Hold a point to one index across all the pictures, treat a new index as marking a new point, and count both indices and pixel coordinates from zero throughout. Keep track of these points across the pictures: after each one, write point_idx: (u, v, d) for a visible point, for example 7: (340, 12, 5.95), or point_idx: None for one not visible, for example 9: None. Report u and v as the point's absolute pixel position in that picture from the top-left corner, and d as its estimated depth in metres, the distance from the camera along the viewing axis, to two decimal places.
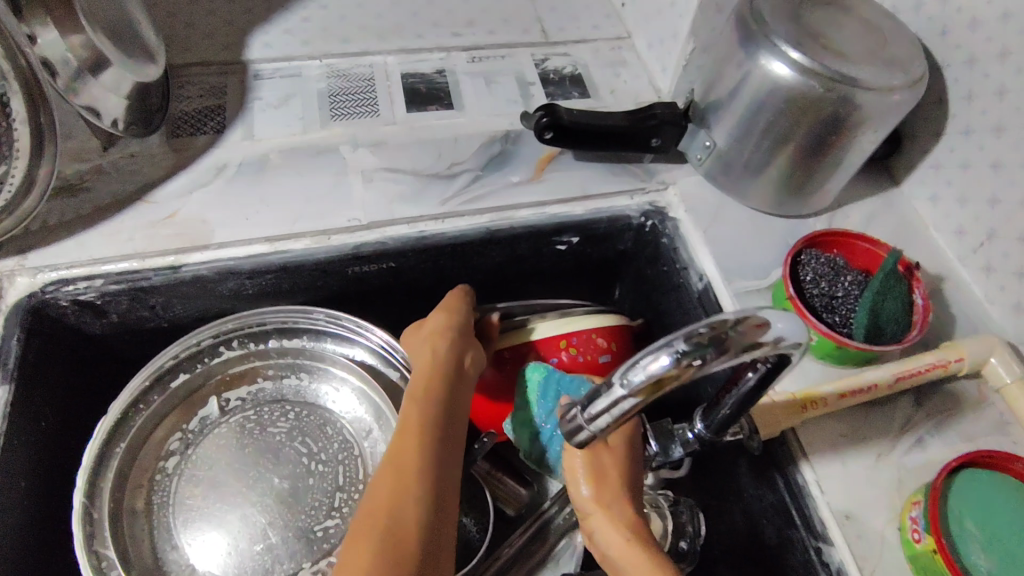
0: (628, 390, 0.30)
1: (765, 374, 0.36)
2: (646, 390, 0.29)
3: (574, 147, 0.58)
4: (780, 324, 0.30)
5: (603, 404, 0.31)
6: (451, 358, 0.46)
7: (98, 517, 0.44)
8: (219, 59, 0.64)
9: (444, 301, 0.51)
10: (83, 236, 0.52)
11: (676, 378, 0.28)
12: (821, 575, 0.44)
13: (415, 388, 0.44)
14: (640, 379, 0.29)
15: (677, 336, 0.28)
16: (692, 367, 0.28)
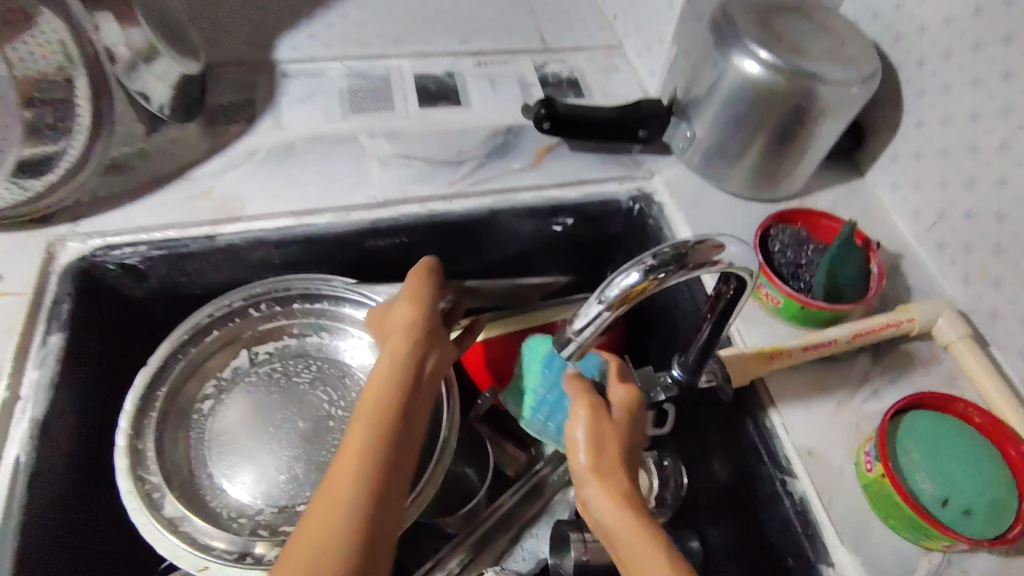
0: (604, 305, 0.36)
1: (727, 305, 0.44)
2: (620, 302, 0.36)
3: (570, 137, 0.65)
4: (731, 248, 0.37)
5: (582, 320, 0.37)
6: (423, 354, 0.47)
7: (143, 445, 0.49)
8: (250, 59, 0.71)
9: (405, 290, 0.51)
10: (128, 207, 0.58)
11: (646, 289, 0.35)
12: (784, 503, 0.49)
13: (373, 389, 0.44)
14: (615, 293, 0.35)
15: (646, 254, 0.35)
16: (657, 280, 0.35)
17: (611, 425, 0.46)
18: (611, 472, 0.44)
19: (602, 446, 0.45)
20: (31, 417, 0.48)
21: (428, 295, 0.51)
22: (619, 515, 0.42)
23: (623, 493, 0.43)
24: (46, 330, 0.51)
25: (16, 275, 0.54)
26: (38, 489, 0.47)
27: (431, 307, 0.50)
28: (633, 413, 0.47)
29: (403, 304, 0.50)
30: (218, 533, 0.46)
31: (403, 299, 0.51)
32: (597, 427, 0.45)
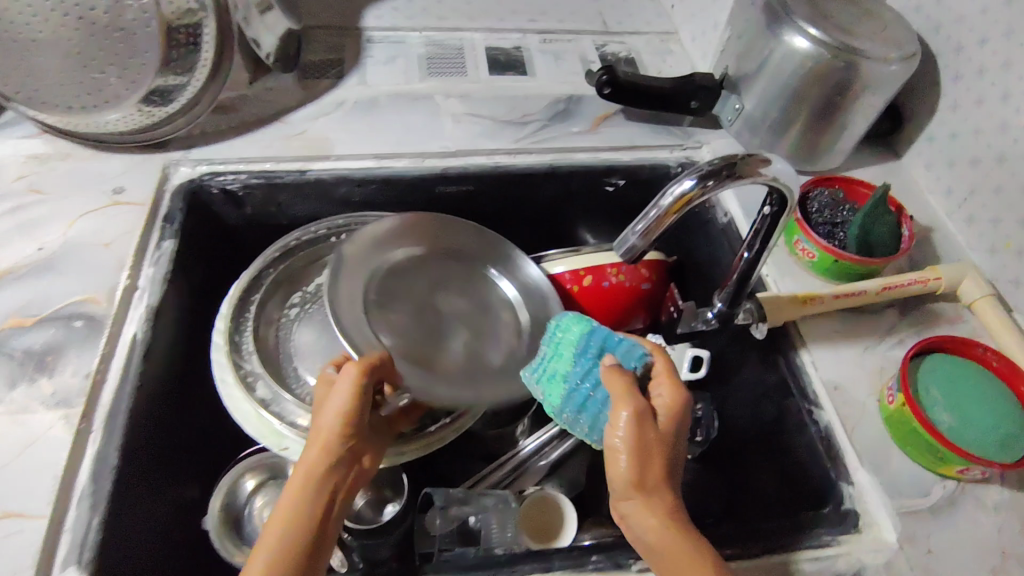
0: (660, 210, 0.42)
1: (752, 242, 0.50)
2: (674, 207, 0.42)
3: (628, 104, 0.71)
4: (778, 165, 0.43)
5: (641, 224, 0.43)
6: (338, 480, 0.44)
7: (240, 338, 0.57)
8: (340, 25, 0.79)
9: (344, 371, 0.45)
10: (233, 141, 0.66)
11: (699, 194, 0.41)
12: (810, 430, 0.53)
13: (299, 482, 0.42)
14: (669, 199, 0.41)
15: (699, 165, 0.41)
16: (709, 186, 0.41)
17: (659, 433, 0.43)
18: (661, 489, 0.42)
19: (652, 458, 0.42)
20: (147, 304, 0.54)
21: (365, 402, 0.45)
22: (671, 534, 0.41)
23: (670, 511, 0.41)
24: (160, 237, 0.58)
25: (137, 189, 0.61)
26: (157, 363, 0.53)
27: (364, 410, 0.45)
28: (679, 418, 0.44)
29: (330, 409, 0.44)
30: (303, 413, 0.54)
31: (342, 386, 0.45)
32: (646, 436, 0.42)
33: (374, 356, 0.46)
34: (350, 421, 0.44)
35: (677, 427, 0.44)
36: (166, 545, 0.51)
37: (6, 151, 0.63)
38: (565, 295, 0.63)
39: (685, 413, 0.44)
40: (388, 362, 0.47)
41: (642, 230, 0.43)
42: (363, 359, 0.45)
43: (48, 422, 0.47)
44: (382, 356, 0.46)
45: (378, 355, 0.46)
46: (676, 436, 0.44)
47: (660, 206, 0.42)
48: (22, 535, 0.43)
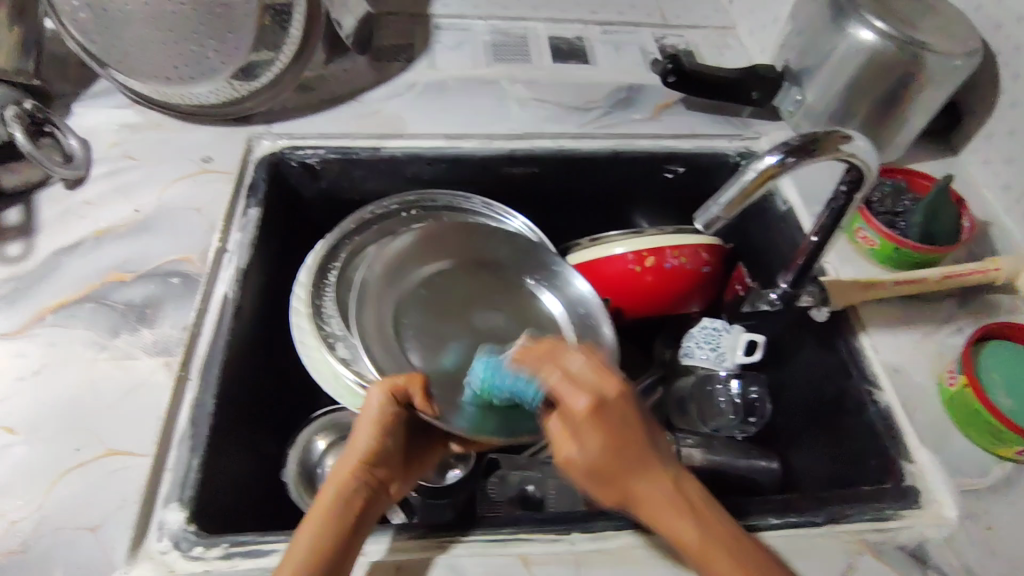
0: (745, 179, 0.43)
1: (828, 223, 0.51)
2: (759, 179, 0.43)
3: (689, 92, 0.73)
4: (858, 142, 0.44)
5: (724, 193, 0.44)
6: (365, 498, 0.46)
7: (322, 301, 0.59)
8: (409, 11, 0.81)
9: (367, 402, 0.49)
10: (312, 117, 0.69)
11: (781, 169, 0.43)
12: (870, 409, 0.55)
13: (330, 493, 0.45)
14: (753, 171, 0.43)
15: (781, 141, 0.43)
16: (792, 161, 0.43)
17: (596, 451, 0.40)
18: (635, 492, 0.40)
19: (608, 473, 0.40)
20: (237, 266, 0.57)
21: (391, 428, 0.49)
22: (663, 524, 0.40)
23: (661, 489, 0.40)
24: (247, 204, 0.61)
25: (224, 159, 0.64)
26: (245, 322, 0.56)
27: (388, 436, 0.49)
28: (602, 421, 0.39)
29: (361, 435, 0.48)
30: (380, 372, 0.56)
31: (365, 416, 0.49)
32: (588, 458, 0.40)
33: (398, 376, 0.50)
34: (374, 447, 0.48)
35: (613, 431, 0.40)
36: (253, 493, 0.53)
37: (101, 119, 0.66)
38: (628, 274, 0.65)
39: (605, 408, 0.40)
40: (412, 385, 0.50)
41: (725, 201, 0.44)
42: (386, 380, 0.49)
43: (150, 368, 0.50)
44: (408, 378, 0.50)
45: (405, 377, 0.50)
46: (625, 435, 0.40)
47: (743, 179, 0.43)
48: (129, 470, 0.45)
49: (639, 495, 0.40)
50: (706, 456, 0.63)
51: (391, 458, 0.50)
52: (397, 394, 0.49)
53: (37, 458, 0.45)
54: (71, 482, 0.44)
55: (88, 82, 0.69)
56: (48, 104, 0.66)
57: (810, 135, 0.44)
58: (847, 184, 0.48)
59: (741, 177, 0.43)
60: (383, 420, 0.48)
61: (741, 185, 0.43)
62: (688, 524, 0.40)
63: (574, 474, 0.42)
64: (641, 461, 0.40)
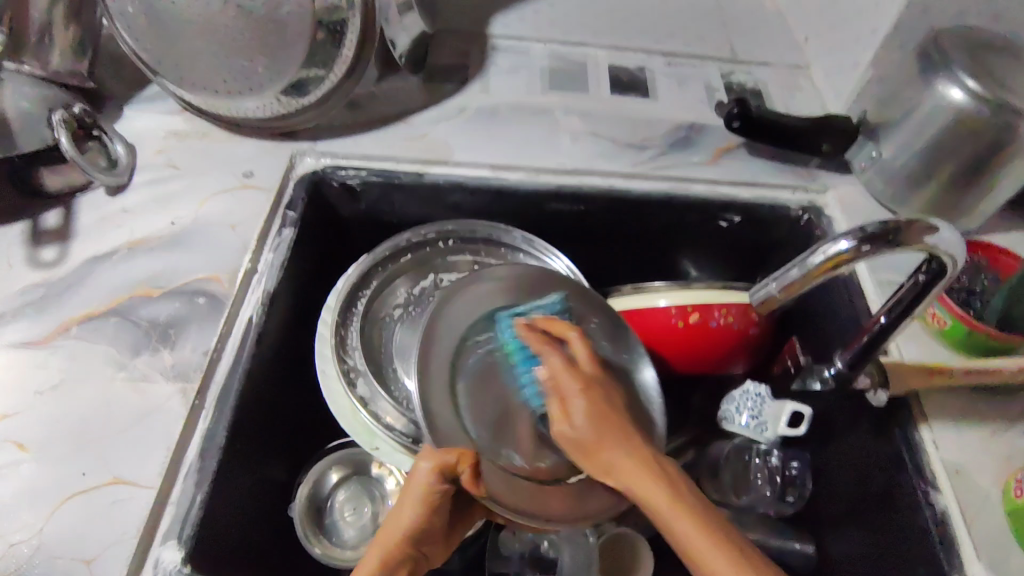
0: (810, 262, 0.41)
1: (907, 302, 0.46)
2: (825, 265, 0.40)
3: (754, 139, 0.68)
4: (943, 234, 0.40)
5: (787, 271, 0.42)
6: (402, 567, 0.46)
7: (346, 332, 0.58)
8: (467, 30, 0.79)
9: (420, 472, 0.45)
10: (356, 137, 0.67)
11: (854, 256, 0.40)
12: (924, 511, 0.50)
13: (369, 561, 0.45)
14: (821, 256, 0.40)
15: (856, 227, 0.40)
16: (863, 251, 0.40)
17: (583, 424, 0.41)
18: (619, 464, 0.40)
19: (591, 450, 0.41)
20: (265, 289, 0.55)
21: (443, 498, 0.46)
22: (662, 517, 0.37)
23: (641, 453, 0.40)
24: (281, 225, 0.60)
25: (265, 174, 0.63)
26: (267, 349, 0.54)
27: (435, 514, 0.46)
28: (605, 411, 0.42)
29: (406, 509, 0.46)
30: (397, 415, 0.54)
31: (415, 489, 0.45)
32: (577, 442, 0.42)
33: (449, 452, 0.45)
34: (415, 525, 0.45)
35: (602, 408, 0.42)
36: (257, 526, 0.52)
37: (149, 125, 0.66)
38: (668, 329, 0.61)
39: (593, 384, 0.44)
40: (463, 464, 0.45)
41: (785, 280, 0.42)
42: (437, 453, 0.45)
43: (166, 393, 0.49)
44: (459, 456, 0.45)
45: (457, 454, 0.45)
46: (609, 414, 0.42)
47: (809, 262, 0.41)
48: (131, 502, 0.44)
49: (629, 486, 0.39)
50: (735, 533, 0.61)
51: (438, 531, 0.47)
52: (446, 471, 0.45)
53: (46, 479, 0.45)
54: (73, 509, 0.44)
55: (141, 85, 0.68)
56: (100, 105, 0.66)
57: (891, 223, 0.40)
58: (926, 275, 0.45)
59: (808, 259, 0.41)
60: (430, 497, 0.45)
61: (805, 268, 0.41)
62: (696, 530, 0.36)
63: (576, 456, 0.42)
64: (636, 450, 0.40)
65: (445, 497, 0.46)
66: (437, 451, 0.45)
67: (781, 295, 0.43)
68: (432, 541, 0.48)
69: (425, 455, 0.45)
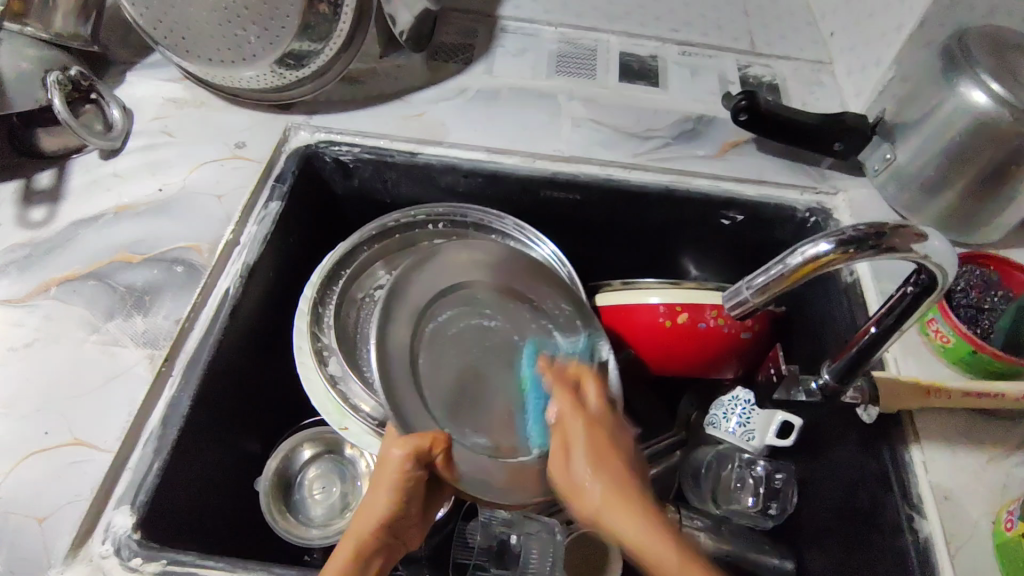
0: (784, 267, 0.37)
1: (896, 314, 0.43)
2: (801, 269, 0.37)
3: (762, 134, 0.65)
4: (934, 242, 0.37)
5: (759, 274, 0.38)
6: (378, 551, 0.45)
7: (323, 311, 0.57)
8: (477, 10, 0.77)
9: (393, 457, 0.44)
10: (353, 113, 0.66)
11: (833, 260, 0.37)
12: (905, 538, 0.47)
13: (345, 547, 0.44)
14: (798, 259, 0.37)
15: (839, 228, 0.37)
16: (845, 254, 0.37)
17: (585, 465, 0.42)
18: (589, 483, 0.41)
19: (583, 492, 0.41)
20: (245, 261, 0.55)
21: (416, 479, 0.45)
22: (611, 518, 0.39)
23: (625, 486, 0.40)
24: (268, 198, 0.59)
25: (258, 146, 0.63)
26: (242, 321, 0.54)
27: (406, 499, 0.45)
28: (594, 433, 0.44)
29: (377, 496, 0.45)
30: (366, 399, 0.54)
31: (386, 473, 0.44)
32: (573, 479, 0.43)
33: (422, 437, 0.44)
34: (389, 513, 0.45)
35: (601, 445, 0.44)
36: (222, 496, 0.52)
37: (149, 91, 0.66)
38: (655, 327, 0.59)
39: (599, 425, 0.46)
40: (438, 448, 0.44)
41: (757, 285, 0.38)
42: (410, 439, 0.44)
43: (134, 358, 0.49)
44: (434, 440, 0.44)
45: (430, 438, 0.44)
46: (608, 458, 0.43)
47: (787, 264, 0.37)
48: (89, 464, 0.44)
49: (593, 497, 0.40)
50: (713, 543, 0.58)
51: (412, 513, 0.47)
52: (421, 456, 0.44)
53: (8, 435, 0.45)
54: (32, 466, 0.44)
55: (145, 51, 0.69)
56: (102, 70, 0.66)
57: (878, 226, 0.37)
58: (916, 287, 0.41)
59: (786, 260, 0.37)
60: (403, 482, 0.44)
61: (782, 269, 0.37)
62: (638, 512, 0.38)
63: (573, 500, 0.42)
64: (606, 457, 0.43)
65: (420, 477, 0.45)
66: (407, 436, 0.44)
67: (755, 302, 0.39)
68: (408, 523, 0.47)
69: (396, 443, 0.44)
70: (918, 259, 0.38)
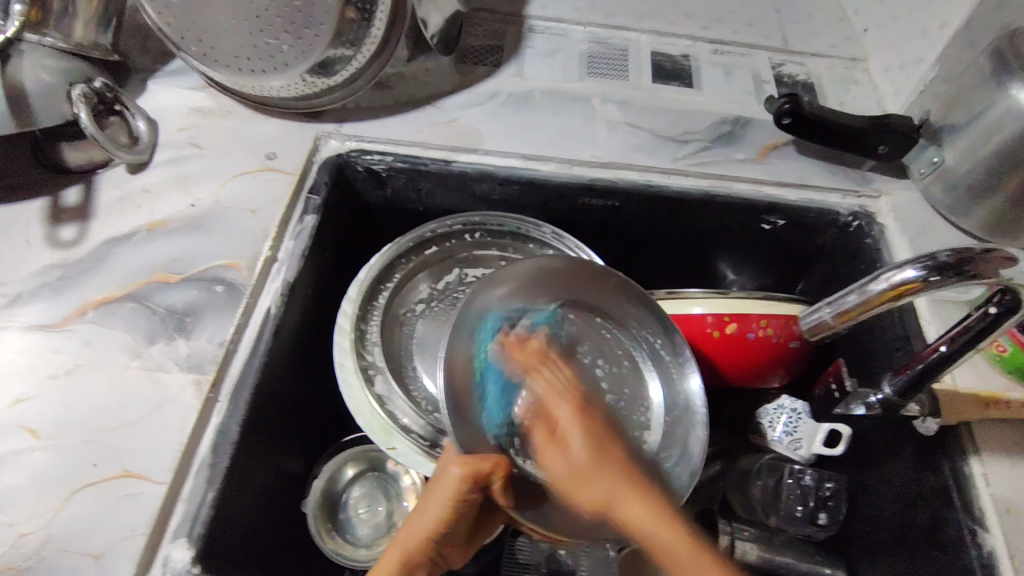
0: (866, 291, 0.38)
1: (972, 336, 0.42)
2: (883, 295, 0.38)
3: (805, 137, 0.64)
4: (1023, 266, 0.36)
5: (842, 296, 0.40)
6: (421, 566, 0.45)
7: (367, 326, 0.56)
8: (504, 10, 0.75)
9: (451, 475, 0.44)
10: (384, 120, 0.64)
11: (918, 288, 0.37)
12: (969, 551, 0.47)
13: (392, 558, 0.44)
14: (879, 284, 0.37)
15: (926, 255, 0.37)
16: (929, 282, 0.37)
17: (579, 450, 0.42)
18: (590, 473, 0.40)
19: (583, 478, 0.40)
20: (284, 278, 0.54)
21: (471, 501, 0.44)
22: (623, 511, 0.38)
23: (621, 465, 0.41)
24: (303, 211, 0.58)
25: (289, 157, 0.61)
26: (285, 341, 0.53)
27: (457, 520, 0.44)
28: (641, 496, 0.38)
29: (427, 511, 0.44)
30: (415, 418, 0.53)
31: (447, 492, 0.44)
32: (574, 470, 0.41)
33: (483, 459, 0.44)
34: (437, 531, 0.44)
35: (597, 441, 0.42)
36: (268, 520, 0.51)
37: (172, 100, 0.64)
38: (703, 338, 0.59)
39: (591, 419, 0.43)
40: (496, 473, 0.44)
41: (836, 309, 0.40)
42: (470, 460, 0.44)
43: (180, 384, 0.48)
44: (494, 465, 0.44)
45: (491, 463, 0.44)
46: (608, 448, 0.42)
47: (867, 289, 0.38)
48: (141, 497, 0.43)
49: (602, 492, 0.39)
50: (762, 554, 0.58)
51: (456, 533, 0.46)
52: (479, 478, 0.44)
53: (57, 467, 0.44)
54: (83, 500, 0.43)
55: (166, 58, 0.66)
56: (123, 78, 0.64)
57: (966, 252, 0.37)
58: (997, 306, 0.42)
59: (869, 285, 0.38)
60: (457, 502, 0.44)
61: (865, 293, 0.38)
62: (650, 504, 0.38)
63: (568, 487, 0.41)
64: (604, 450, 0.41)
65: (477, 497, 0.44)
66: (471, 458, 0.44)
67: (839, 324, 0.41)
68: (451, 543, 0.46)
69: (456, 462, 0.44)
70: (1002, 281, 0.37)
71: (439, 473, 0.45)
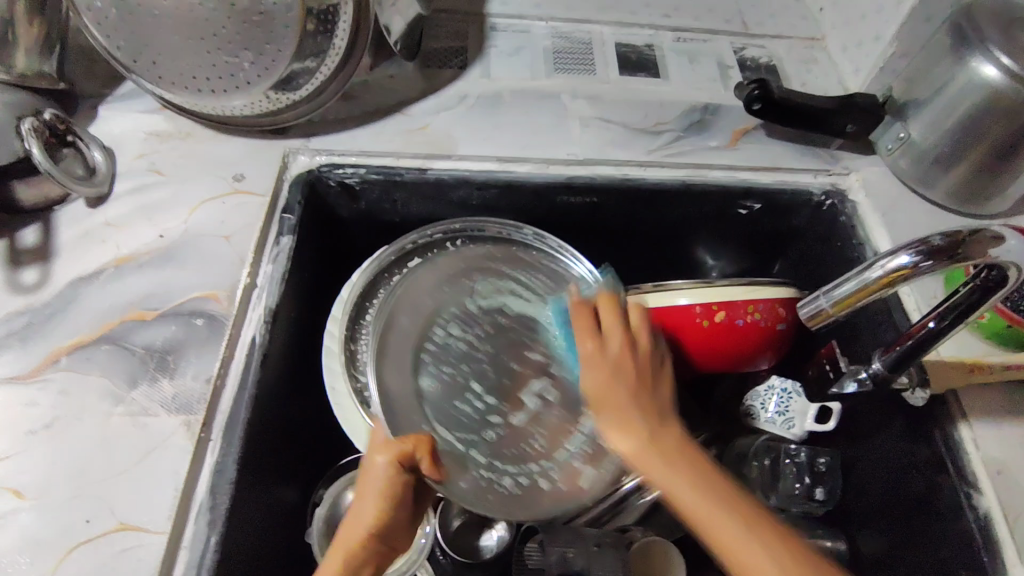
0: (867, 277, 0.41)
1: (961, 309, 0.45)
2: (882, 280, 0.41)
3: (774, 121, 0.65)
4: (1012, 241, 0.41)
5: (845, 278, 0.42)
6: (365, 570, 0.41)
7: (356, 347, 0.55)
8: (464, 9, 0.74)
9: (376, 469, 0.41)
10: (353, 132, 0.63)
11: (912, 272, 0.40)
12: (966, 516, 0.48)
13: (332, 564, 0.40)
14: (880, 270, 0.40)
15: (917, 242, 0.40)
16: (922, 268, 0.40)
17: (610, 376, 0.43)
18: (641, 454, 0.40)
19: (601, 402, 0.43)
20: (266, 304, 0.52)
21: (404, 493, 0.41)
22: (678, 494, 0.37)
23: (676, 451, 0.39)
24: (279, 232, 0.55)
25: (257, 177, 0.59)
26: (273, 372, 0.51)
27: (397, 508, 0.41)
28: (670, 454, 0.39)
29: (364, 508, 0.41)
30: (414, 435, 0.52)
31: (375, 496, 0.40)
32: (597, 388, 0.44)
33: (404, 440, 0.42)
34: (376, 523, 0.40)
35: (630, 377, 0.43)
36: (269, 553, 0.50)
37: (128, 126, 0.61)
38: (694, 329, 0.58)
39: (649, 374, 0.44)
40: (421, 451, 0.42)
41: (836, 296, 0.42)
42: (391, 445, 0.41)
43: (169, 428, 0.46)
44: (416, 443, 0.42)
45: (414, 440, 0.42)
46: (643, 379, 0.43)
47: (867, 275, 0.41)
48: (140, 549, 0.42)
49: (630, 438, 0.41)
50: None
51: (401, 527, 0.42)
52: (404, 461, 0.41)
53: (47, 527, 0.42)
54: (80, 558, 0.41)
55: (115, 80, 0.63)
56: (71, 107, 0.61)
57: (957, 236, 0.40)
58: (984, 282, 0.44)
59: (866, 273, 0.41)
60: (390, 490, 0.41)
61: (861, 281, 0.41)
62: (680, 465, 0.38)
63: (597, 401, 0.43)
64: (643, 422, 0.41)
65: (410, 482, 0.41)
66: (390, 441, 0.41)
67: (838, 311, 0.43)
68: (396, 536, 0.42)
69: (380, 449, 0.41)
70: (990, 261, 0.42)
71: (367, 472, 0.41)
